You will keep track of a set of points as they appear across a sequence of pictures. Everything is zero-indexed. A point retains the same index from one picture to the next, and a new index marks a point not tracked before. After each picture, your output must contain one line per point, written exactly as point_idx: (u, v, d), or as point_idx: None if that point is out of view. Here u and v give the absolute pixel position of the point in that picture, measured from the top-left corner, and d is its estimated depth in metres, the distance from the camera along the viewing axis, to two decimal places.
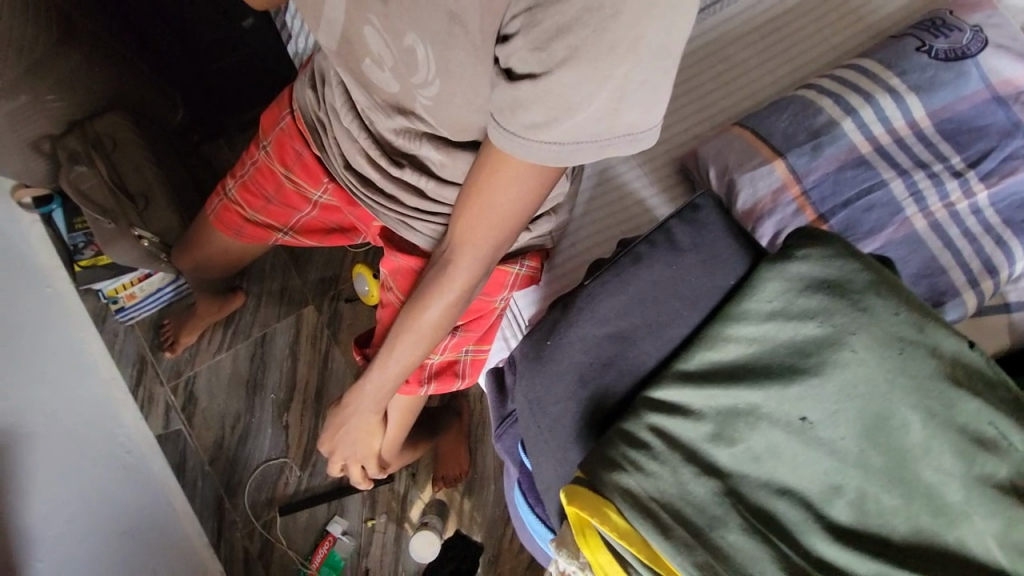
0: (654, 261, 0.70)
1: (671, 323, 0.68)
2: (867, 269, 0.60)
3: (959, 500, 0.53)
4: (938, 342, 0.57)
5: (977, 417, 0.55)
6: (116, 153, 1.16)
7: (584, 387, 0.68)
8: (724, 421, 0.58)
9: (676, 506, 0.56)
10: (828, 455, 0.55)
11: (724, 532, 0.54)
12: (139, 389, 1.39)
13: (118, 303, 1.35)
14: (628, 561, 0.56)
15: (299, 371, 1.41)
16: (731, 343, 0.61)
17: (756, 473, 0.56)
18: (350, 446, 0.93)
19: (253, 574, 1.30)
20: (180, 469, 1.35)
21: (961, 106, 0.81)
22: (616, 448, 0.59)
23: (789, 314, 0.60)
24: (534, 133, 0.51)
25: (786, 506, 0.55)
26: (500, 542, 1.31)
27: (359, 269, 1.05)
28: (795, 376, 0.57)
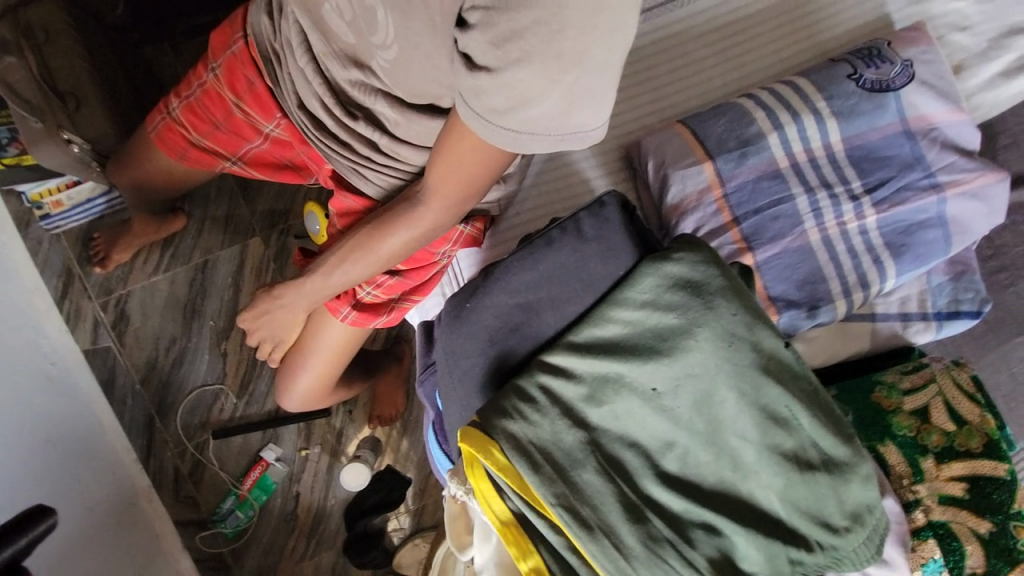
0: (563, 245, 0.77)
1: (587, 292, 0.75)
2: (723, 276, 0.70)
3: (752, 460, 0.65)
4: (761, 339, 0.68)
5: (776, 401, 0.66)
6: (48, 45, 1.11)
7: (494, 345, 0.76)
8: (597, 385, 0.68)
9: (549, 450, 0.66)
10: (665, 418, 0.66)
11: (580, 471, 0.65)
12: (64, 302, 1.35)
13: (43, 209, 1.29)
14: (506, 491, 0.66)
15: (241, 301, 1.41)
16: (611, 323, 0.70)
17: (615, 429, 0.67)
18: (270, 329, 1.03)
19: (182, 490, 1.35)
20: (108, 386, 1.35)
21: (873, 136, 0.90)
22: (509, 400, 0.68)
23: (664, 303, 0.69)
24: (495, 117, 0.57)
25: (630, 455, 0.66)
26: (427, 479, 1.43)
27: (310, 205, 1.02)
28: (660, 354, 0.67)
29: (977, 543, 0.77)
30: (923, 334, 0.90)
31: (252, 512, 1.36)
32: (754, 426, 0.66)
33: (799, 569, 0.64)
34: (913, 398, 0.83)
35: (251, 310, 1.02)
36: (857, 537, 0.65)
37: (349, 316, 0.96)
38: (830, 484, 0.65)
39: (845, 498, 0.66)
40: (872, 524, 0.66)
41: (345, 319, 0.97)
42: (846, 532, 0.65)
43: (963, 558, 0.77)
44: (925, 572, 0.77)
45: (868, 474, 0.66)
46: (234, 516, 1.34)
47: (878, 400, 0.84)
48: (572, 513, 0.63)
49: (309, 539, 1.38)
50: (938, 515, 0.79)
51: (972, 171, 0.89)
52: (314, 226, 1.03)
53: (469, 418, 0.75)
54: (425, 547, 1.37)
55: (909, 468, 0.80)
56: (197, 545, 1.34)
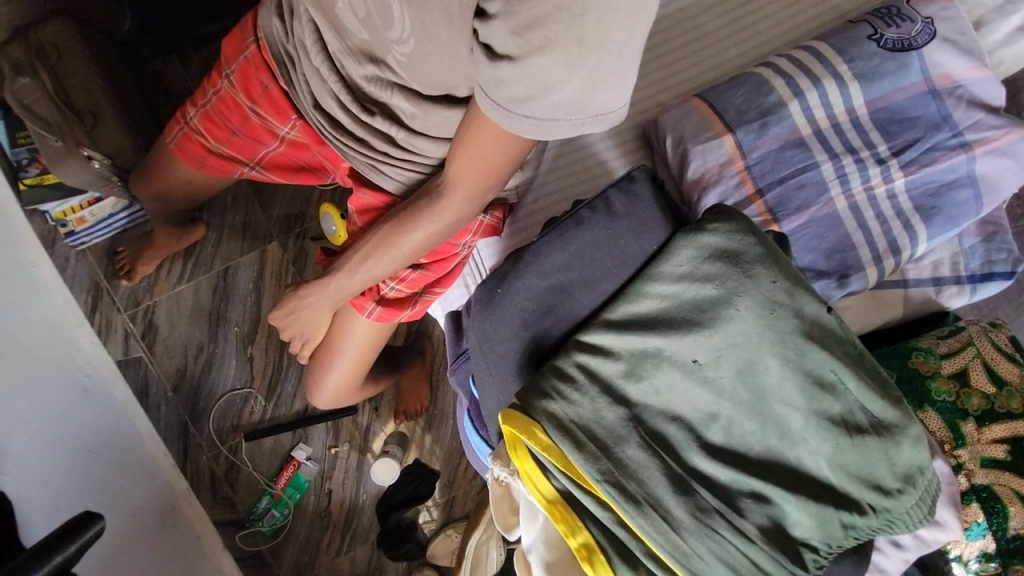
0: (592, 224, 0.76)
1: (616, 270, 0.75)
2: (761, 243, 0.69)
3: (799, 427, 0.65)
4: (803, 306, 0.67)
5: (823, 365, 0.66)
6: (60, 64, 1.15)
7: (527, 329, 0.76)
8: (635, 361, 0.68)
9: (590, 427, 0.66)
10: (709, 390, 0.66)
11: (624, 447, 0.65)
12: (96, 315, 1.40)
13: (68, 227, 1.32)
14: (549, 469, 0.66)
15: (263, 306, 1.44)
16: (648, 298, 0.70)
17: (656, 403, 0.67)
18: (298, 327, 1.04)
19: (219, 491, 1.39)
20: (143, 394, 1.39)
21: (897, 97, 0.88)
22: (548, 380, 0.68)
23: (699, 274, 0.69)
24: (516, 106, 0.56)
25: (674, 428, 0.66)
26: (455, 470, 1.45)
27: (325, 207, 1.02)
28: (698, 326, 0.67)
29: (1021, 504, 0.76)
30: (956, 298, 0.88)
31: (288, 510, 1.40)
32: (801, 392, 0.65)
33: (852, 533, 0.64)
34: (952, 361, 0.82)
35: (278, 308, 1.03)
36: (910, 498, 0.64)
37: (374, 312, 0.97)
38: (881, 446, 0.64)
39: (895, 460, 0.64)
40: (924, 486, 0.65)
41: (370, 315, 0.98)
42: (898, 493, 0.64)
43: (1007, 520, 0.75)
44: (968, 535, 0.77)
45: (918, 435, 0.64)
46: (271, 515, 1.38)
47: (916, 365, 0.82)
48: (618, 488, 0.63)
49: (344, 533, 1.41)
50: (981, 479, 0.77)
51: (999, 128, 0.87)
52: (330, 227, 1.03)
53: (508, 402, 0.76)
54: (456, 537, 1.39)
55: (950, 433, 0.79)
56: (236, 543, 1.38)
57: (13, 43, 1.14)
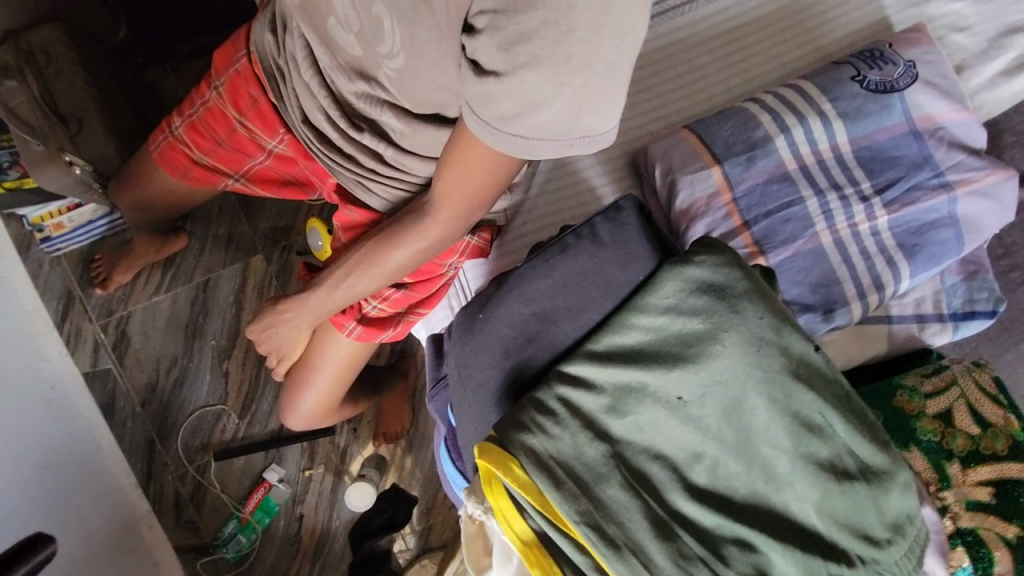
0: (578, 252, 0.75)
1: (603, 298, 0.74)
2: (747, 278, 0.68)
3: (786, 471, 0.63)
4: (790, 343, 0.66)
5: (809, 407, 0.64)
6: (49, 69, 1.11)
7: (508, 357, 0.74)
8: (619, 396, 0.66)
9: (570, 465, 0.64)
10: (693, 429, 0.64)
11: (605, 486, 0.63)
12: (65, 324, 1.34)
13: (45, 232, 1.29)
14: (526, 509, 0.63)
15: (243, 320, 1.39)
16: (633, 330, 0.68)
17: (639, 441, 0.65)
18: (274, 343, 1.01)
19: (184, 514, 1.32)
20: (109, 408, 1.32)
21: (880, 137, 0.89)
22: (527, 413, 0.66)
23: (685, 307, 0.68)
24: (503, 124, 0.56)
25: (657, 468, 0.64)
26: (434, 496, 1.39)
27: (312, 222, 1.01)
28: (683, 361, 0.66)
29: (1006, 547, 0.74)
30: (940, 336, 0.89)
31: (255, 535, 1.32)
32: (787, 433, 0.64)
33: None
34: (935, 401, 0.81)
35: (255, 324, 0.99)
36: (898, 549, 0.63)
37: (355, 331, 0.95)
38: (870, 494, 0.63)
39: (885, 508, 0.63)
40: (913, 536, 0.64)
41: (350, 334, 0.95)
42: (887, 544, 0.63)
43: (992, 565, 0.74)
44: None
45: (908, 483, 0.64)
46: (236, 540, 1.31)
47: (901, 404, 0.81)
48: (598, 532, 0.60)
49: (314, 561, 1.34)
50: (967, 522, 0.76)
51: (978, 169, 0.89)
52: (317, 242, 1.01)
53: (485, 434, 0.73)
54: (432, 568, 1.33)
55: (936, 474, 0.78)
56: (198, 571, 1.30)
57: (2, 45, 1.10)
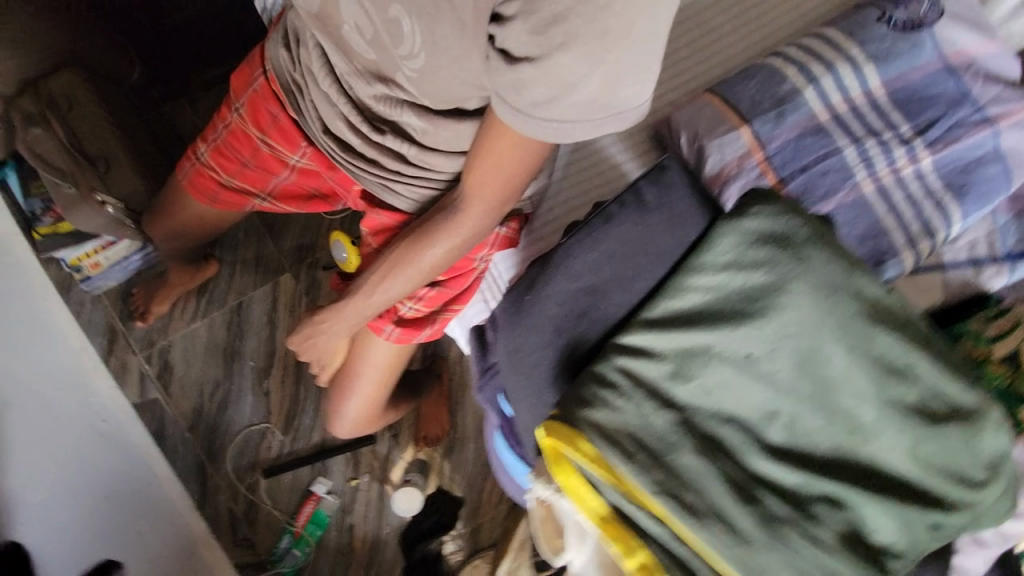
0: (623, 220, 0.75)
1: (646, 271, 0.73)
2: (808, 224, 0.67)
3: (871, 419, 0.61)
4: (862, 285, 0.64)
5: (891, 350, 0.62)
6: (71, 113, 1.13)
7: (561, 335, 0.73)
8: (682, 360, 0.64)
9: (638, 435, 0.61)
10: (767, 385, 0.62)
11: (677, 455, 0.60)
12: (110, 358, 1.38)
13: (83, 272, 1.32)
14: (598, 484, 0.61)
15: (277, 340, 1.42)
16: (692, 292, 0.66)
17: (707, 405, 0.63)
18: (315, 354, 1.02)
19: (241, 532, 1.34)
20: (160, 435, 1.36)
21: (915, 76, 0.86)
22: (588, 388, 0.64)
23: (745, 262, 0.66)
24: (535, 110, 0.55)
25: (731, 431, 0.62)
26: (481, 497, 1.40)
27: (335, 235, 0.98)
28: (751, 318, 0.64)
29: None
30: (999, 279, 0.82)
31: (309, 549, 1.34)
32: (868, 381, 0.62)
33: (937, 537, 0.59)
34: (1003, 343, 0.77)
35: (295, 334, 1.01)
36: (999, 488, 0.60)
37: (393, 334, 0.96)
38: (963, 440, 0.60)
39: (979, 449, 0.60)
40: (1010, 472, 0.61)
41: (389, 337, 0.96)
42: (986, 485, 0.60)
43: None
44: None
45: (1001, 421, 0.60)
46: (292, 555, 1.32)
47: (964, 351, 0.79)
48: (676, 500, 0.59)
49: (368, 571, 1.35)
50: None
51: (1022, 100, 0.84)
52: (340, 254, 0.98)
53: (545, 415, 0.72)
54: (485, 567, 1.31)
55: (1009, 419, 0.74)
56: None
57: (24, 95, 1.13)
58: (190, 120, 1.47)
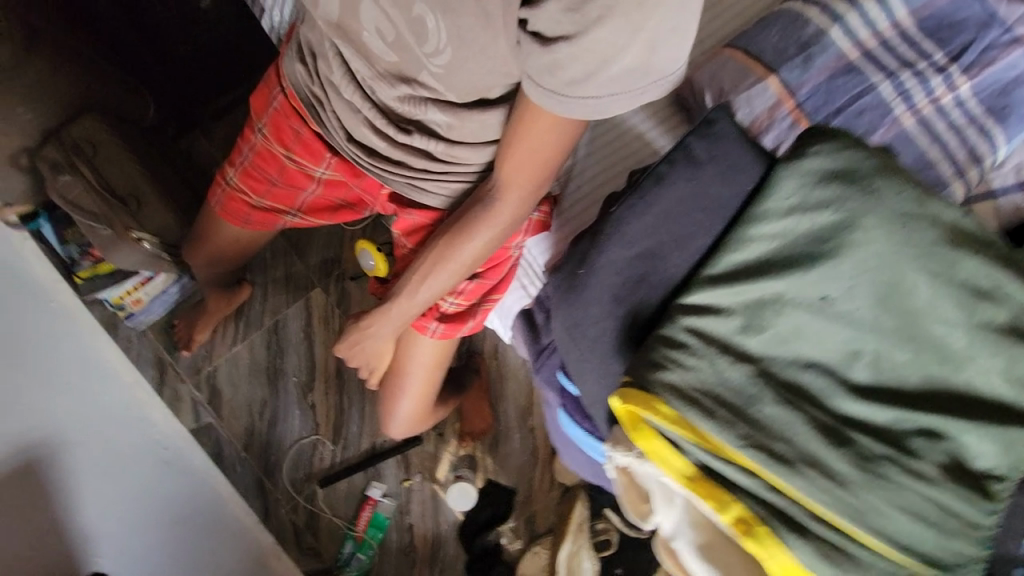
0: (675, 178, 0.74)
1: (696, 233, 0.72)
2: (873, 156, 0.66)
3: (963, 346, 0.59)
4: (937, 212, 0.63)
5: (976, 272, 0.61)
6: (98, 158, 1.16)
7: (620, 305, 0.72)
8: (752, 313, 0.63)
9: (716, 391, 0.61)
10: (847, 325, 0.61)
11: (759, 406, 0.59)
12: (163, 389, 1.43)
13: (127, 309, 1.37)
14: (682, 445, 0.60)
15: (316, 354, 1.46)
16: (755, 241, 0.66)
17: (784, 353, 0.61)
18: (364, 358, 1.03)
19: (305, 543, 1.39)
20: (219, 458, 1.41)
21: (940, 4, 0.83)
22: (658, 350, 0.64)
23: (806, 205, 0.65)
24: (572, 89, 0.56)
25: (813, 376, 0.60)
26: (532, 485, 1.41)
27: (362, 244, 1.00)
28: (819, 259, 0.63)
29: None
30: None
31: (373, 551, 1.38)
32: (956, 306, 0.60)
33: None
34: None
35: (343, 338, 1.01)
36: None
37: (437, 330, 0.97)
38: None
39: None
40: None
41: (433, 334, 0.98)
42: None
43: None
44: None
45: None
46: (357, 558, 1.37)
47: None
48: (764, 451, 0.57)
49: (431, 567, 1.39)
50: None
51: None
52: (367, 263, 1.02)
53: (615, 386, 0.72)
54: (545, 553, 1.32)
55: None
56: None
57: (47, 146, 1.14)
58: (207, 150, 1.51)
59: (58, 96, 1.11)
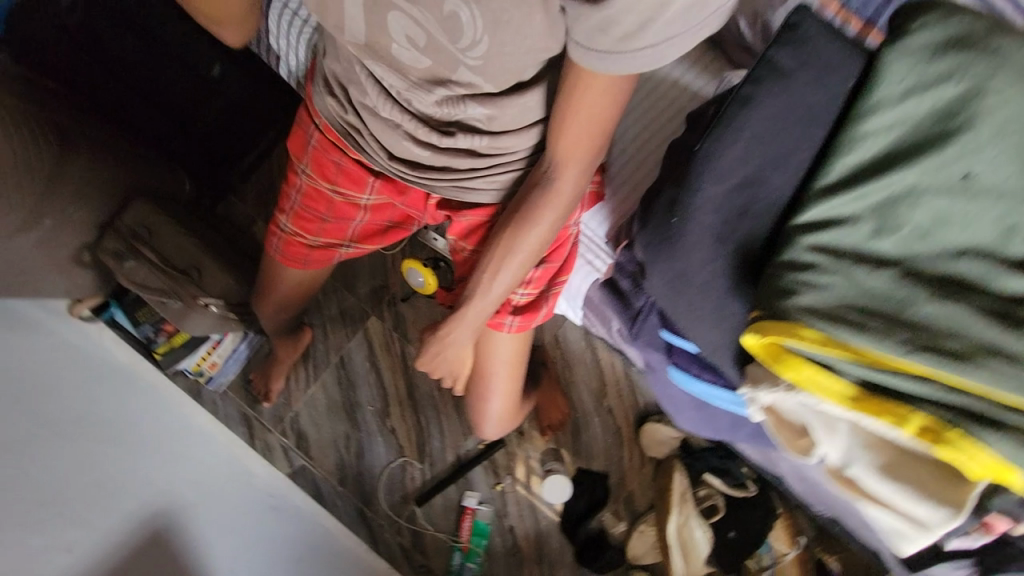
0: (764, 97, 0.68)
1: (798, 148, 0.68)
2: (981, 18, 0.64)
3: None
4: None
5: None
6: (155, 240, 1.20)
7: (725, 244, 0.69)
8: (883, 213, 0.62)
9: (863, 302, 0.60)
10: (995, 200, 0.60)
11: (917, 306, 0.59)
12: (255, 441, 1.50)
13: (205, 374, 1.45)
14: (836, 365, 0.59)
15: (385, 379, 1.50)
16: (870, 140, 0.64)
17: (929, 246, 0.61)
18: (446, 364, 1.00)
19: (415, 561, 1.43)
20: (318, 495, 1.47)
21: None
22: (784, 276, 0.63)
23: (919, 86, 0.63)
24: (628, 44, 0.54)
25: (968, 263, 0.60)
26: (623, 465, 1.40)
27: (407, 263, 1.04)
28: (949, 140, 0.61)
29: None
30: None
31: (481, 558, 1.39)
32: None
33: None
34: None
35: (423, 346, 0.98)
36: None
37: (513, 324, 0.97)
38: None
39: None
40: None
41: (510, 329, 0.98)
42: None
43: None
44: None
45: None
46: (468, 568, 1.39)
47: None
48: (935, 350, 0.57)
49: (541, 563, 1.40)
50: None
51: None
52: (418, 280, 1.05)
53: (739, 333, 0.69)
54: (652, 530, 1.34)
55: None
56: None
57: (105, 237, 1.19)
58: (243, 211, 1.57)
59: (103, 190, 1.16)
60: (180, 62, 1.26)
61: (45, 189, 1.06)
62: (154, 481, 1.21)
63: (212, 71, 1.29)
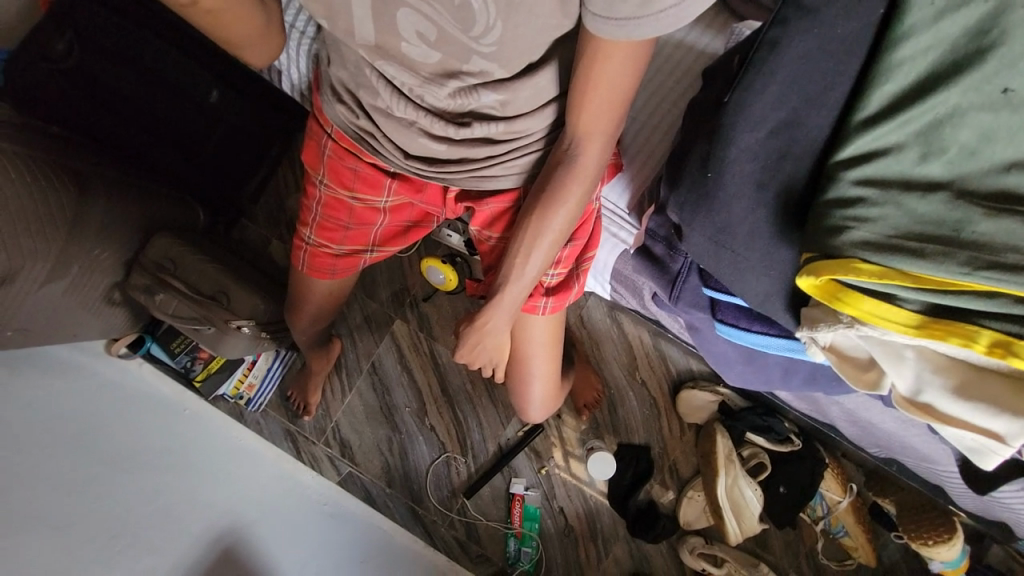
0: (793, 38, 0.66)
1: (831, 85, 0.66)
2: None
3: None
4: None
5: None
6: (180, 270, 1.24)
7: (766, 188, 0.69)
8: (926, 138, 0.62)
9: (916, 229, 0.61)
10: None
11: (973, 226, 0.60)
12: (302, 454, 1.53)
13: (244, 396, 1.51)
14: (896, 295, 0.60)
15: (418, 379, 1.52)
16: (906, 65, 0.63)
17: (978, 164, 0.61)
18: (486, 354, 1.00)
19: (472, 551, 1.45)
20: (370, 500, 1.49)
21: None
22: (832, 216, 0.63)
23: (954, 3, 0.62)
24: (647, 8, 0.56)
25: (1017, 177, 0.61)
26: (664, 435, 1.41)
27: (429, 262, 1.21)
28: (986, 56, 0.61)
29: None
30: None
31: (536, 542, 1.42)
32: None
33: None
34: None
35: (461, 339, 0.97)
36: None
37: (548, 305, 0.97)
38: None
39: None
40: None
41: (545, 311, 0.98)
42: None
43: None
44: None
45: None
46: (524, 552, 1.41)
47: None
48: (997, 268, 0.58)
49: (595, 540, 1.41)
50: None
51: None
52: (439, 276, 1.23)
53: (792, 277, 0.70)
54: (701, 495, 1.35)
55: None
56: None
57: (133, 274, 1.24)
58: (257, 233, 1.59)
59: (125, 228, 1.19)
60: (182, 94, 1.28)
61: (69, 234, 1.07)
62: (216, 502, 1.24)
63: (211, 98, 1.31)
